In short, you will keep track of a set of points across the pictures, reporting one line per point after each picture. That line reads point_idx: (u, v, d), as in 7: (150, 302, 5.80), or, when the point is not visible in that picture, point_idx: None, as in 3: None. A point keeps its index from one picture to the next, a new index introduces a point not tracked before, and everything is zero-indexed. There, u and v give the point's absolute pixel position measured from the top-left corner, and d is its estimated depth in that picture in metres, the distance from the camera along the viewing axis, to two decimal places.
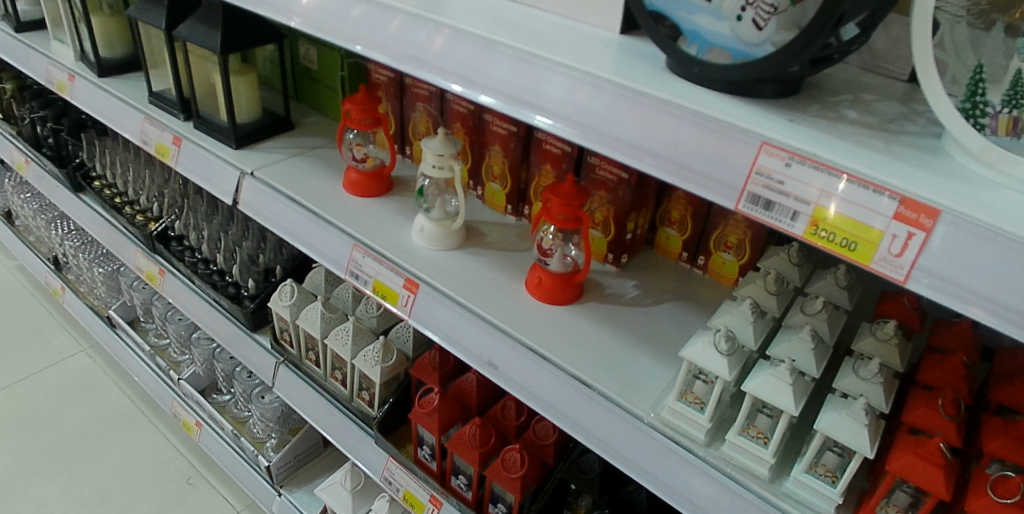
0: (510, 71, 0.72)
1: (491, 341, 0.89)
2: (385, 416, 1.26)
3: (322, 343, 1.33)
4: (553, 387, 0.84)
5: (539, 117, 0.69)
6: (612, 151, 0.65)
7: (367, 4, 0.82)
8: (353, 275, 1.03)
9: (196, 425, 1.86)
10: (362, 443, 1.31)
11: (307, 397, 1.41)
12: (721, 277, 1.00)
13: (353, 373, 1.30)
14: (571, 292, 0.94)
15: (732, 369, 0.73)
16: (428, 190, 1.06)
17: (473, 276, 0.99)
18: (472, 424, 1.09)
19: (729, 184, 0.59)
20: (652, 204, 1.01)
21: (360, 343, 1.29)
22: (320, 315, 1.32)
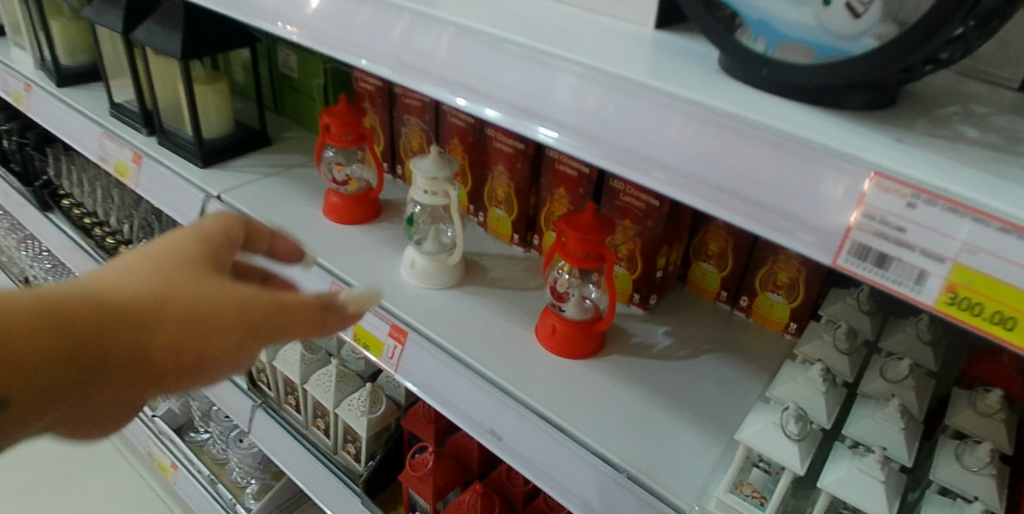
0: (508, 72, 0.56)
1: (492, 404, 0.73)
2: (372, 474, 1.11)
3: (302, 389, 1.18)
4: (569, 466, 0.68)
5: (541, 129, 0.54)
6: (616, 165, 0.50)
7: (374, 6, 0.66)
8: None
9: (171, 466, 1.70)
10: (345, 502, 1.14)
11: (284, 447, 1.24)
12: (767, 322, 0.84)
13: (336, 423, 1.14)
14: (590, 346, 0.78)
15: (804, 459, 0.55)
16: (418, 218, 0.92)
17: (471, 321, 0.83)
18: (473, 492, 0.93)
19: (829, 231, 0.42)
20: (685, 238, 0.85)
21: (344, 389, 1.13)
22: (299, 357, 1.18)
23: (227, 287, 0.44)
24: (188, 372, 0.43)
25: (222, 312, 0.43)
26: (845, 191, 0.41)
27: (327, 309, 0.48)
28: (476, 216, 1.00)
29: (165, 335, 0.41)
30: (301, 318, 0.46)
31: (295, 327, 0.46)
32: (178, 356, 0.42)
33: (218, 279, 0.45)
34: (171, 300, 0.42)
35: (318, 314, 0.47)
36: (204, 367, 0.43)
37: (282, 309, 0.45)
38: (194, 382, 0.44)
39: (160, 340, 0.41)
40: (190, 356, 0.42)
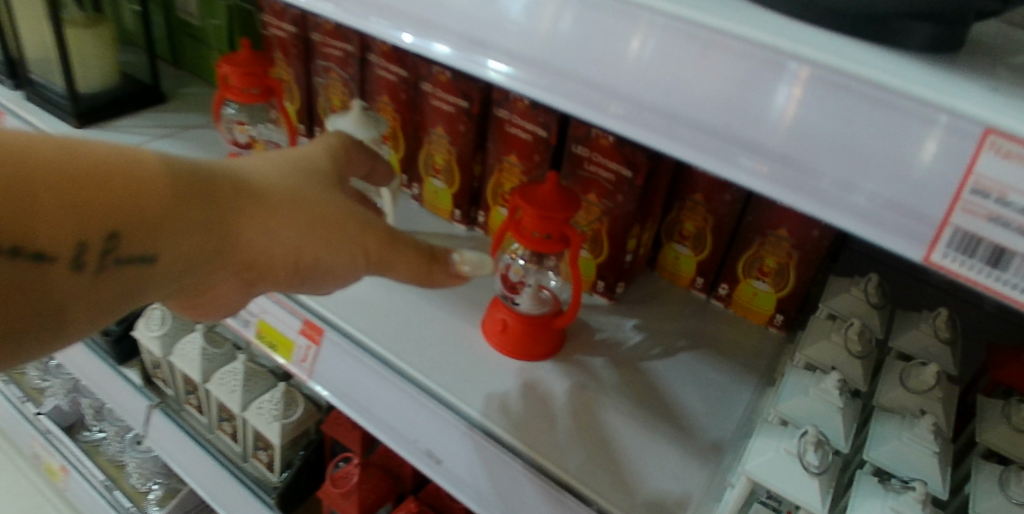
0: None
1: (429, 419, 0.60)
2: (288, 486, 0.96)
3: (204, 390, 1.00)
4: (523, 496, 0.55)
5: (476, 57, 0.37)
6: (573, 104, 0.35)
7: None
8: (231, 311, 0.75)
9: (60, 470, 1.48)
10: None
11: (187, 454, 1.07)
12: (749, 312, 0.73)
13: (244, 428, 0.98)
14: (543, 345, 0.64)
15: (825, 498, 0.42)
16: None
17: (404, 316, 0.68)
18: (405, 511, 0.79)
19: (917, 213, 0.27)
20: (658, 217, 0.73)
21: (254, 389, 0.96)
22: (200, 352, 1.00)
23: (341, 205, 0.52)
24: (299, 273, 0.53)
25: (335, 224, 0.51)
26: (812, 100, 0.28)
27: (433, 260, 0.56)
28: (411, 188, 0.85)
29: (286, 233, 0.50)
30: (402, 260, 0.54)
31: (394, 261, 0.54)
32: (291, 254, 0.51)
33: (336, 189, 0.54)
34: (294, 207, 0.50)
35: (423, 264, 0.55)
36: (315, 271, 0.53)
37: (385, 238, 0.54)
38: (312, 283, 0.55)
39: (278, 236, 0.49)
40: (303, 256, 0.51)
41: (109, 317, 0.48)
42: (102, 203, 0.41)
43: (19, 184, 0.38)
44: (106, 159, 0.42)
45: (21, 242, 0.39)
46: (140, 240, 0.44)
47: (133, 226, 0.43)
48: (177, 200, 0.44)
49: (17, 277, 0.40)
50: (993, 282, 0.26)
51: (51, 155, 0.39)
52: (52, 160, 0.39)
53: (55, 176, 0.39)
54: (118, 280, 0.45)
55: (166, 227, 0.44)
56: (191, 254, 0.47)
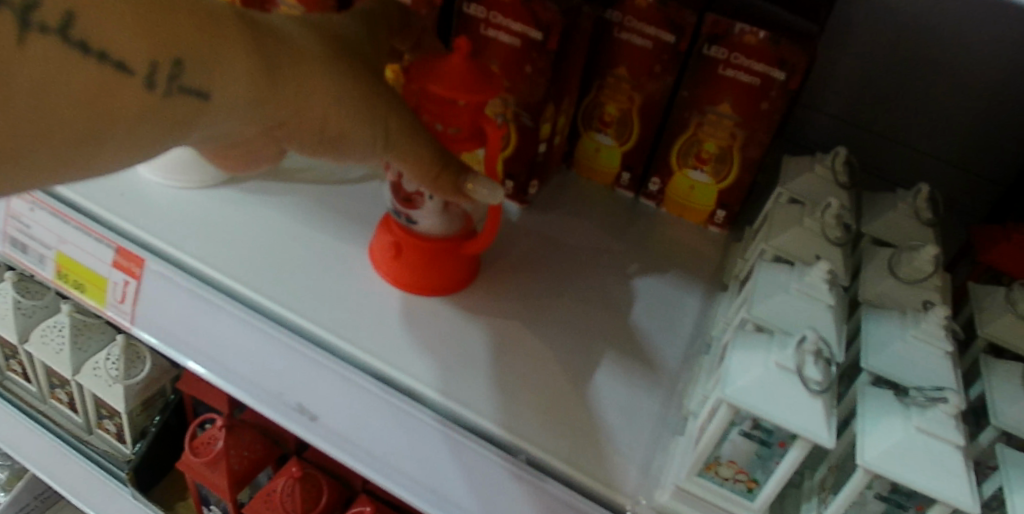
0: None
1: (297, 367, 0.45)
2: (146, 458, 0.77)
3: (24, 352, 0.79)
4: (430, 456, 0.42)
5: None
6: None
7: None
8: (20, 245, 0.56)
9: None
10: (112, 498, 0.80)
11: (14, 434, 0.85)
12: (684, 211, 0.61)
13: (83, 395, 0.76)
14: (455, 271, 0.49)
15: (830, 421, 0.33)
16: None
17: (259, 235, 0.52)
18: (287, 478, 0.64)
19: None
20: (574, 97, 0.59)
21: (87, 345, 0.75)
22: (11, 304, 0.77)
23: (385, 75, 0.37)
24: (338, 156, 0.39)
25: (384, 100, 0.36)
26: None
27: (446, 173, 0.39)
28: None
29: (338, 100, 0.35)
30: (425, 153, 0.38)
31: (421, 150, 0.38)
32: (333, 128, 0.36)
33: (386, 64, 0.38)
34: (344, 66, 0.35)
35: (434, 172, 0.39)
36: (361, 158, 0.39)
37: (416, 127, 0.38)
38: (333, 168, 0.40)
39: (332, 102, 0.35)
40: (351, 133, 0.36)
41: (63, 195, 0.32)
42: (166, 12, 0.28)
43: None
44: None
45: (75, 21, 0.26)
46: (204, 76, 0.30)
47: (199, 49, 0.30)
48: (240, 32, 0.31)
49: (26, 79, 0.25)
50: None
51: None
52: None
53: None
54: (161, 117, 0.30)
55: (222, 66, 0.30)
56: (251, 102, 0.33)
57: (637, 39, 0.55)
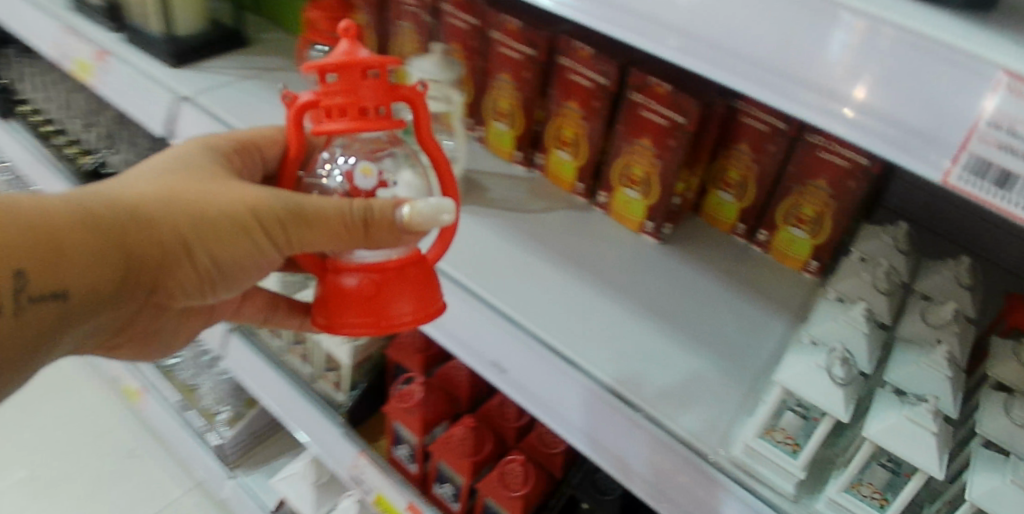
0: None
1: (497, 337, 0.67)
2: (357, 404, 0.98)
3: None
4: (581, 405, 0.63)
5: None
6: (614, 26, 0.45)
7: None
8: None
9: (139, 391, 1.37)
10: (322, 432, 0.99)
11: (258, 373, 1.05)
12: (785, 258, 0.77)
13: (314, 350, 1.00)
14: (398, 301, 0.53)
15: (846, 405, 0.49)
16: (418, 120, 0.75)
17: (469, 242, 0.74)
18: (463, 427, 0.87)
19: (839, 92, 0.37)
20: (704, 163, 0.79)
21: None
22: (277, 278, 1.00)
23: (252, 188, 0.50)
24: (225, 277, 0.54)
25: (253, 211, 0.49)
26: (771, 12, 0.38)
27: (369, 223, 0.48)
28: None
29: (191, 240, 0.50)
30: (329, 224, 0.49)
31: (325, 225, 0.49)
32: (202, 253, 0.51)
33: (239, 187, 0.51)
34: (194, 203, 0.50)
35: (356, 228, 0.48)
36: (241, 276, 0.54)
37: (301, 214, 0.49)
38: (234, 282, 0.55)
39: (190, 240, 0.50)
40: (215, 257, 0.51)
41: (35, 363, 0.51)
42: (15, 239, 0.45)
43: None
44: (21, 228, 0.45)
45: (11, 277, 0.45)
46: (47, 277, 0.46)
47: (42, 256, 0.46)
48: (82, 234, 0.47)
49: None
50: (843, 125, 0.37)
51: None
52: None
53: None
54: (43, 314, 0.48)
55: (61, 258, 0.47)
56: (104, 272, 0.49)
57: (758, 123, 0.72)
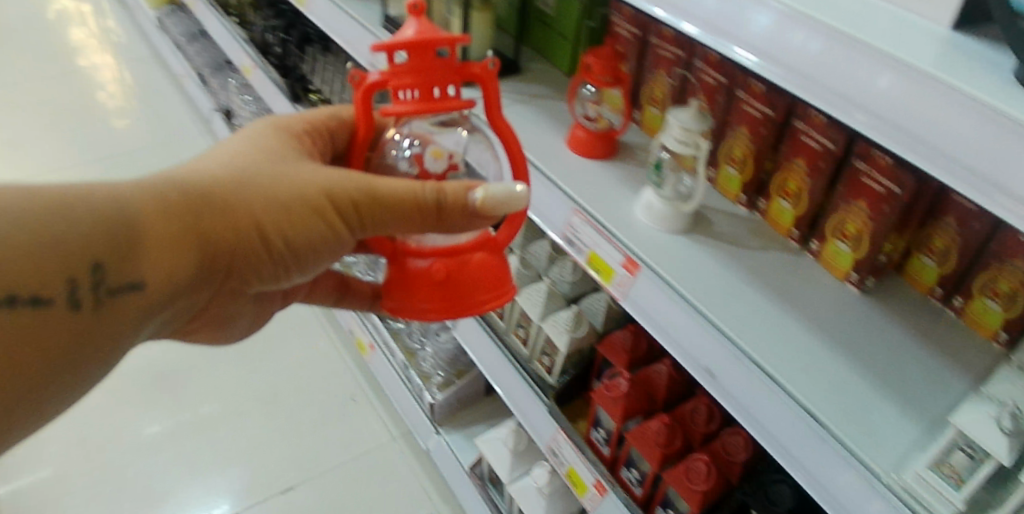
0: (761, 18, 0.61)
1: (710, 346, 0.79)
2: (564, 387, 1.07)
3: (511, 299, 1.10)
4: (774, 415, 0.74)
5: (741, 53, 0.63)
6: (832, 108, 0.57)
7: None
8: (567, 241, 0.90)
9: (367, 346, 1.38)
10: (530, 406, 1.09)
11: (482, 344, 1.16)
12: (978, 326, 0.85)
13: (537, 334, 1.08)
14: (476, 291, 0.69)
15: (1011, 451, 0.63)
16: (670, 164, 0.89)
17: (696, 263, 0.88)
18: (659, 422, 0.95)
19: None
20: (909, 229, 0.88)
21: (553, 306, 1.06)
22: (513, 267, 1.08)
23: (322, 175, 0.62)
24: (296, 256, 0.64)
25: (327, 195, 0.61)
26: (974, 127, 0.48)
27: (443, 203, 0.60)
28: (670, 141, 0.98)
29: (259, 224, 0.61)
30: (409, 207, 0.60)
31: (404, 206, 0.60)
32: (275, 237, 0.62)
33: (309, 168, 0.63)
34: (273, 187, 0.61)
35: (430, 211, 0.60)
36: (308, 255, 0.64)
37: (379, 199, 0.60)
38: (309, 263, 0.66)
39: (265, 221, 0.61)
40: (287, 237, 0.62)
41: (121, 350, 0.62)
42: (92, 232, 0.54)
43: (45, 234, 0.53)
44: (99, 221, 0.55)
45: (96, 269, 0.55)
46: (123, 268, 0.56)
47: (110, 254, 0.55)
48: (157, 224, 0.57)
49: (41, 321, 0.54)
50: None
51: (69, 193, 0.54)
52: (69, 206, 0.54)
53: (65, 223, 0.53)
54: (123, 308, 0.58)
55: (137, 247, 0.57)
56: (180, 262, 0.59)
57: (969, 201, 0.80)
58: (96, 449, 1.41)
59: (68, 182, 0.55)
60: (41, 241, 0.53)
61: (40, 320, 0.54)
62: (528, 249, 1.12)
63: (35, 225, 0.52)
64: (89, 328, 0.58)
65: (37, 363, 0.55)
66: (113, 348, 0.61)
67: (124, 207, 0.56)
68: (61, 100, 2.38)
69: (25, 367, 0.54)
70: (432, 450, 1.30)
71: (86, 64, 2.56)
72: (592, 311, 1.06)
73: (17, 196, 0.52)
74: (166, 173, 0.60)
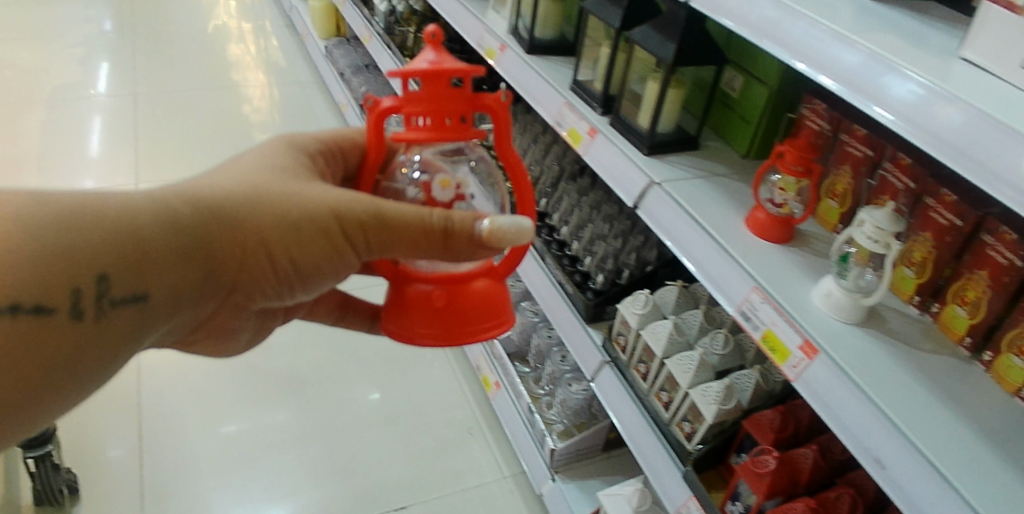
0: (904, 88, 0.65)
1: (884, 436, 0.77)
2: (704, 457, 1.06)
3: (659, 363, 1.13)
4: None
5: (878, 109, 0.66)
6: (969, 174, 0.58)
7: (803, 17, 0.78)
8: (743, 315, 0.94)
9: (493, 385, 1.46)
10: (664, 469, 1.11)
11: (619, 401, 1.19)
12: None
13: (681, 401, 1.10)
14: (476, 324, 0.79)
15: None
16: (854, 257, 0.93)
17: (862, 350, 0.87)
18: (803, 506, 0.96)
19: None
20: None
21: (702, 376, 1.09)
22: (667, 333, 1.11)
23: (331, 197, 0.69)
24: (298, 272, 0.71)
25: (336, 218, 0.68)
26: None
27: (449, 230, 0.67)
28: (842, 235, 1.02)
29: (269, 241, 0.68)
30: (417, 235, 0.67)
31: (412, 233, 0.67)
32: (281, 253, 0.69)
33: (308, 189, 0.70)
34: (285, 208, 0.68)
35: (436, 234, 0.67)
36: (316, 271, 0.72)
37: (391, 226, 0.67)
38: (312, 279, 0.73)
39: (275, 237, 0.68)
40: (294, 255, 0.69)
41: (122, 352, 0.67)
42: (107, 246, 0.60)
43: (54, 245, 0.58)
44: (115, 235, 0.61)
45: (105, 278, 0.60)
46: (128, 277, 0.62)
47: (119, 266, 0.61)
48: (166, 242, 0.63)
49: (41, 327, 0.59)
50: None
51: (84, 206, 0.60)
52: (82, 221, 0.59)
53: (80, 236, 0.59)
54: (118, 321, 0.64)
55: (149, 260, 0.63)
56: (184, 278, 0.66)
57: None
58: (191, 424, 1.39)
59: (90, 197, 0.61)
60: (52, 254, 0.58)
61: (39, 327, 0.58)
62: (680, 317, 1.15)
63: (44, 241, 0.57)
64: (89, 334, 0.63)
65: (32, 359, 0.60)
66: (106, 358, 0.66)
67: (139, 225, 0.62)
68: (217, 109, 2.59)
69: (23, 371, 0.59)
70: (545, 495, 1.32)
71: (242, 80, 2.78)
72: (740, 388, 1.08)
73: (35, 211, 0.57)
74: (184, 190, 0.66)
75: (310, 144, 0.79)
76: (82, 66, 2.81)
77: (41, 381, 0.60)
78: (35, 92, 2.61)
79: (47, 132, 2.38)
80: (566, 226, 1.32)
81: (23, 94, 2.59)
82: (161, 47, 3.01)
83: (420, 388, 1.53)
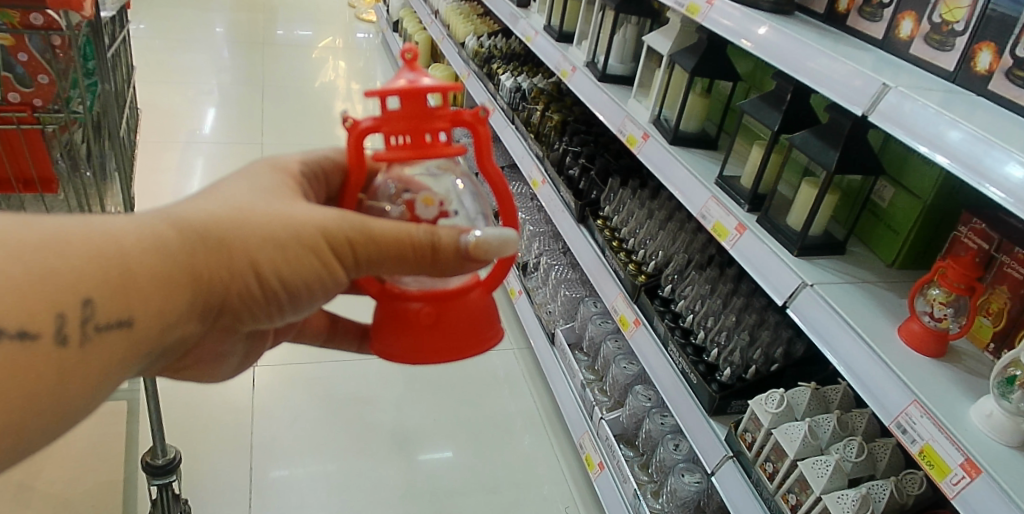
0: (1019, 174, 0.75)
1: None
2: None
3: (789, 465, 1.06)
4: None
5: (992, 188, 0.77)
6: None
7: (923, 104, 0.88)
8: (899, 427, 0.88)
9: (596, 465, 1.46)
10: None
11: (742, 502, 1.12)
12: None
13: (811, 505, 1.02)
14: (463, 338, 0.75)
15: None
16: (1019, 380, 0.87)
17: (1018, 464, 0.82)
18: None
19: None
20: None
21: (836, 483, 1.02)
22: (803, 436, 1.06)
23: (318, 213, 0.62)
24: (289, 295, 0.64)
25: (324, 235, 0.61)
26: None
27: (435, 246, 0.62)
28: (994, 356, 1.01)
29: (258, 262, 0.60)
30: (408, 252, 0.62)
31: (403, 250, 0.62)
32: (269, 273, 0.61)
33: (292, 207, 0.63)
34: (270, 227, 0.61)
35: (426, 251, 0.62)
36: (305, 293, 0.64)
37: (382, 244, 0.62)
38: (302, 303, 0.66)
39: (264, 260, 0.60)
40: (283, 277, 0.62)
41: (105, 390, 0.58)
42: (90, 273, 0.53)
43: (32, 269, 0.49)
44: (101, 263, 0.53)
45: (88, 305, 0.52)
46: (114, 304, 0.54)
47: (105, 295, 0.53)
48: (151, 265, 0.56)
49: (24, 358, 0.49)
50: None
51: (62, 229, 0.52)
52: (59, 242, 0.51)
53: (59, 258, 0.51)
54: (102, 353, 0.55)
55: (132, 287, 0.55)
56: (170, 302, 0.58)
57: None
58: (280, 476, 1.45)
59: (65, 221, 0.53)
60: (26, 280, 0.49)
61: (24, 359, 0.49)
62: (813, 419, 1.11)
63: (20, 260, 0.49)
64: (73, 369, 0.54)
65: (19, 396, 0.49)
66: (92, 399, 0.56)
67: (123, 251, 0.55)
68: None
69: (13, 407, 0.49)
70: None
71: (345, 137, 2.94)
72: (875, 498, 0.99)
73: (11, 234, 0.49)
74: (162, 212, 0.59)
75: (296, 166, 0.72)
76: (206, 110, 3.02)
77: (27, 422, 0.50)
78: (163, 130, 2.80)
79: (175, 165, 2.56)
80: (691, 315, 1.35)
81: (154, 131, 2.79)
82: (278, 99, 3.22)
83: (516, 462, 1.57)
